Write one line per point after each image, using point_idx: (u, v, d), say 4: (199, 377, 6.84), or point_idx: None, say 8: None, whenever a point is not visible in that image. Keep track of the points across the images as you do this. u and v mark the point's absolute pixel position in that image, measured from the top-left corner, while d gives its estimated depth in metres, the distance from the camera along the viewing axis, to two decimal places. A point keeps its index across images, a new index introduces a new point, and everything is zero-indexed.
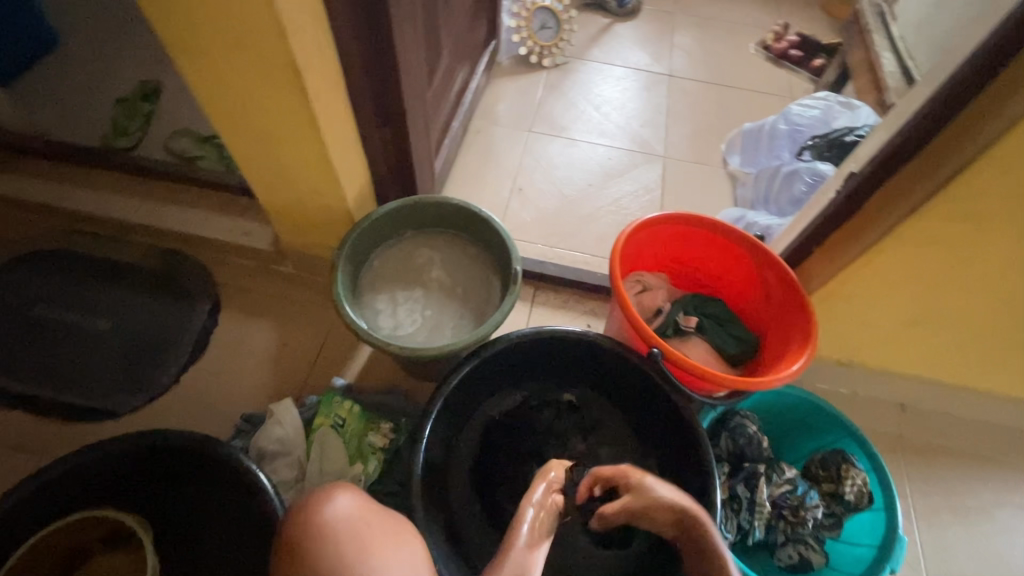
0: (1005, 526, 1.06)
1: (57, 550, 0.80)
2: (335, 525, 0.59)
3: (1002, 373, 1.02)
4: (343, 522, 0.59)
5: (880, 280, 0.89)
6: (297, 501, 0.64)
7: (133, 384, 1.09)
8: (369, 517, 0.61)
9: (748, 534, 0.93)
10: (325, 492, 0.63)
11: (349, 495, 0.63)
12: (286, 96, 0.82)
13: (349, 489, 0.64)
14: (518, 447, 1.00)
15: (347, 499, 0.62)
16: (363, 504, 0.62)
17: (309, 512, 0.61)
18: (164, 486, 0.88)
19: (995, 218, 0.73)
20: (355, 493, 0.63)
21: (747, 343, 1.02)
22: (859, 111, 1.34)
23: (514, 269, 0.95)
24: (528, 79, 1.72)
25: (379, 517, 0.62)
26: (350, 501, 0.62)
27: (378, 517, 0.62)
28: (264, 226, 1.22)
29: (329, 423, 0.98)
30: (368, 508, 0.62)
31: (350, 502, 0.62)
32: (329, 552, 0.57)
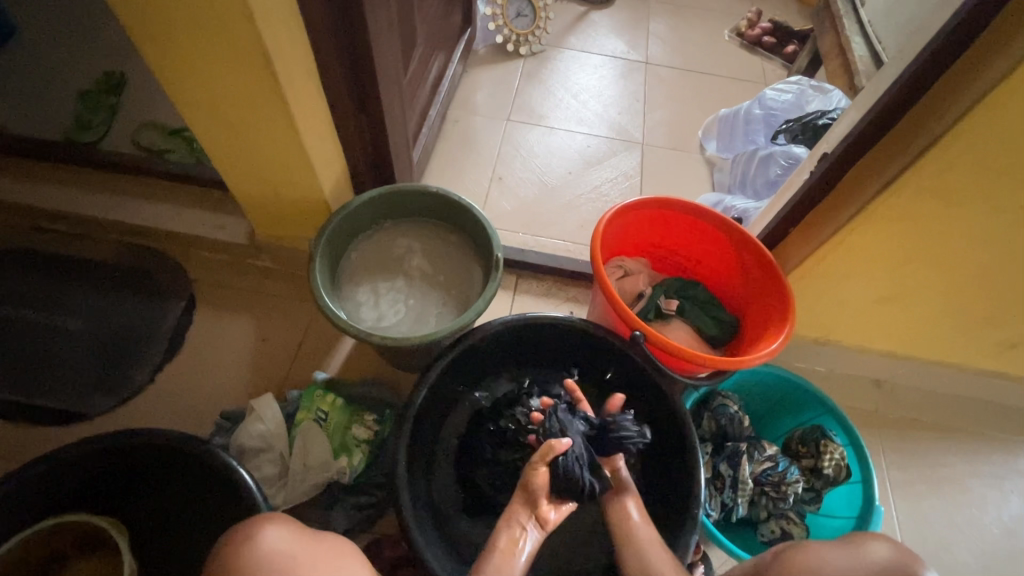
0: (976, 495, 1.10)
1: (28, 558, 0.77)
2: (267, 565, 0.56)
3: (970, 347, 1.05)
4: (275, 561, 0.57)
5: (855, 258, 0.91)
6: (219, 540, 0.60)
7: (105, 385, 1.05)
8: (302, 547, 0.59)
9: (732, 511, 0.95)
10: (252, 526, 0.60)
11: (278, 526, 0.60)
12: (256, 83, 0.79)
13: (276, 519, 0.61)
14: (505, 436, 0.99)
15: (276, 532, 0.60)
16: (294, 535, 0.60)
17: (235, 553, 0.57)
18: (142, 487, 0.86)
19: (963, 193, 0.75)
20: (282, 523, 0.61)
21: (726, 324, 1.04)
22: (831, 95, 1.38)
23: (496, 256, 0.94)
24: (505, 68, 1.70)
25: (312, 544, 0.61)
26: (279, 534, 0.59)
27: (310, 546, 0.60)
28: (238, 220, 1.19)
29: (311, 417, 0.96)
30: (297, 537, 0.60)
31: (278, 535, 0.59)
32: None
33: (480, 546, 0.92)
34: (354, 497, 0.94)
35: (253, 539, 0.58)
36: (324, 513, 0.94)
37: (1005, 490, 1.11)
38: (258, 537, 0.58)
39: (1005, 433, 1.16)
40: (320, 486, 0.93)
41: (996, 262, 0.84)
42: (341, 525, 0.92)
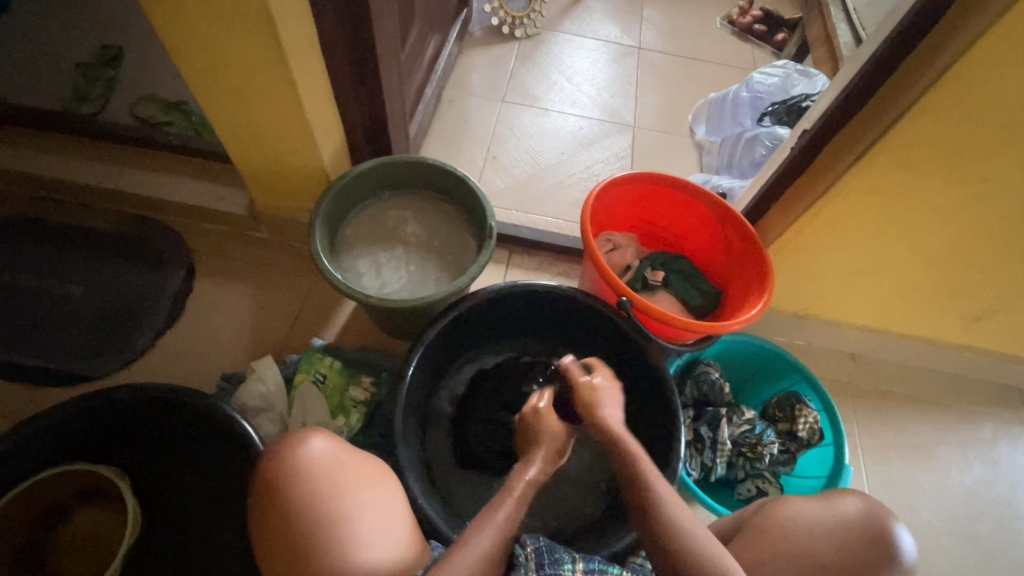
0: (942, 461, 1.16)
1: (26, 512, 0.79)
2: (313, 467, 0.65)
3: (941, 320, 1.11)
4: (320, 466, 0.66)
5: (832, 231, 0.96)
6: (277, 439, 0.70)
7: (107, 348, 1.08)
8: (345, 456, 0.68)
9: (711, 471, 1.01)
10: (304, 434, 0.68)
11: (326, 438, 0.69)
12: (259, 52, 0.82)
13: (324, 432, 0.70)
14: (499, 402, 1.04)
15: (324, 444, 0.68)
16: (338, 447, 0.69)
17: (288, 453, 0.67)
18: (142, 442, 0.89)
19: (930, 168, 0.80)
20: (329, 435, 0.70)
21: (709, 294, 1.09)
22: (815, 79, 1.43)
23: (490, 225, 0.98)
24: (501, 50, 1.73)
25: (354, 458, 0.69)
26: (326, 444, 0.68)
27: (350, 457, 0.69)
28: (237, 191, 1.21)
29: (309, 379, 1.00)
30: (341, 449, 0.69)
31: (326, 445, 0.68)
32: (307, 493, 0.64)
33: (471, 502, 0.96)
34: None
35: (302, 446, 0.67)
36: None
37: (969, 457, 1.17)
38: (307, 444, 0.67)
39: (972, 404, 1.23)
40: None
41: (963, 234, 0.89)
42: None
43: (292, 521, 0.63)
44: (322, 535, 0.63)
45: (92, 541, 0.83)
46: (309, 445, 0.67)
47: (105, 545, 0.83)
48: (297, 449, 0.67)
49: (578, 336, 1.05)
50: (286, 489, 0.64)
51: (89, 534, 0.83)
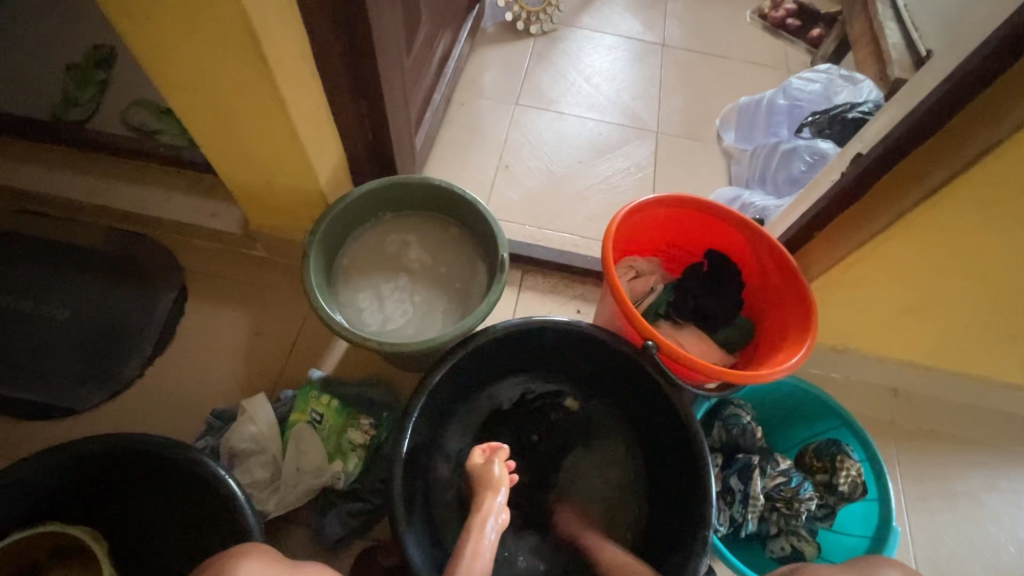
0: (994, 512, 1.06)
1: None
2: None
3: (1001, 359, 1.00)
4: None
5: (886, 267, 0.85)
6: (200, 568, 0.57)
7: (93, 379, 1.01)
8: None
9: (741, 526, 0.91)
10: (230, 561, 0.55)
11: (259, 562, 0.55)
12: (244, 67, 0.74)
13: (258, 554, 0.56)
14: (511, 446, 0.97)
15: (256, 569, 0.55)
16: (274, 571, 0.55)
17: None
18: (122, 492, 0.82)
19: (1011, 204, 0.69)
20: (264, 558, 0.56)
21: (742, 328, 0.99)
22: (861, 85, 1.28)
23: (501, 256, 0.88)
24: (514, 47, 1.62)
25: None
26: (259, 568, 0.55)
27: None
28: (231, 207, 1.13)
29: (305, 419, 0.93)
30: (279, 572, 0.55)
31: (259, 570, 0.55)
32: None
33: None
34: (348, 504, 0.90)
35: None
36: (319, 518, 0.91)
37: (1023, 507, 1.07)
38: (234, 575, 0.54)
39: None
40: (312, 491, 0.89)
41: None
42: (334, 533, 0.89)
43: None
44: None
45: None
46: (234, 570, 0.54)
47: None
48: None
49: (595, 374, 0.95)
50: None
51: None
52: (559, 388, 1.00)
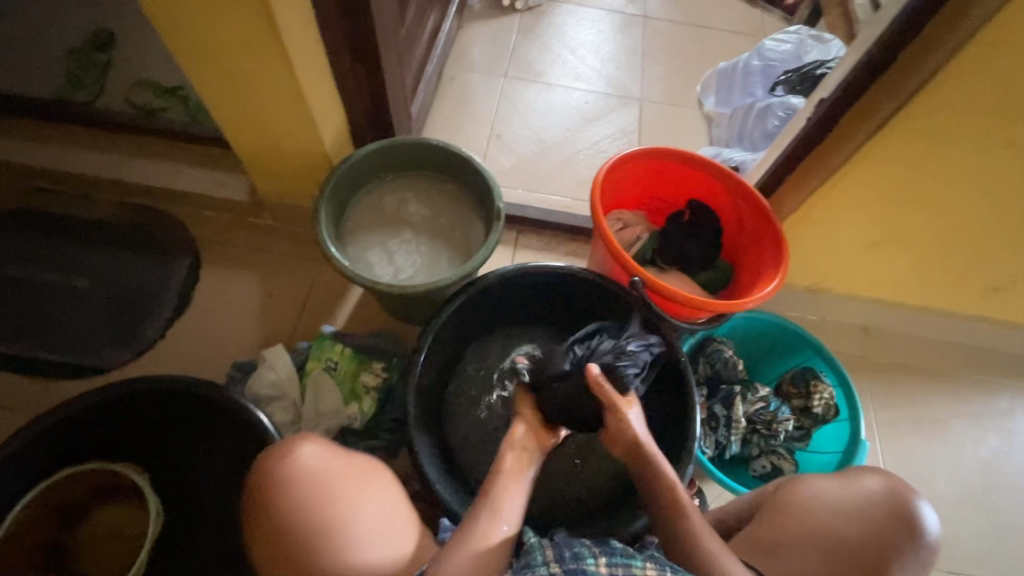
0: (957, 434, 1.16)
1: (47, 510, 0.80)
2: (305, 475, 0.66)
3: (959, 291, 1.09)
4: (311, 474, 0.66)
5: (849, 203, 0.93)
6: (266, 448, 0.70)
7: (119, 340, 1.08)
8: (337, 461, 0.68)
9: (725, 449, 1.00)
10: (293, 441, 0.68)
11: (317, 444, 0.69)
12: (254, 32, 0.80)
13: (316, 439, 0.70)
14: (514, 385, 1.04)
15: (315, 451, 0.68)
16: (330, 454, 0.68)
17: (277, 462, 0.67)
18: (157, 434, 0.90)
19: (952, 134, 0.77)
20: (321, 442, 0.69)
21: (721, 270, 1.07)
22: (829, 45, 1.39)
23: (498, 207, 0.95)
24: (501, 22, 1.68)
25: (348, 463, 0.69)
26: (317, 450, 0.68)
27: (346, 463, 0.69)
28: (239, 177, 1.19)
29: (321, 366, 1.00)
30: (334, 455, 0.69)
31: (316, 452, 0.68)
32: (298, 499, 0.64)
33: None
34: (366, 441, 0.98)
35: (291, 453, 0.67)
36: None
37: (984, 429, 1.16)
38: (297, 453, 0.67)
39: (988, 376, 1.21)
40: (332, 430, 0.97)
41: (987, 202, 0.86)
42: None
43: (285, 532, 0.64)
44: (317, 542, 0.63)
45: (116, 534, 0.85)
46: (295, 453, 0.67)
47: (132, 538, 0.85)
48: (282, 458, 0.67)
49: (588, 316, 1.03)
50: (274, 497, 0.65)
51: (116, 526, 0.86)
52: (553, 332, 1.07)
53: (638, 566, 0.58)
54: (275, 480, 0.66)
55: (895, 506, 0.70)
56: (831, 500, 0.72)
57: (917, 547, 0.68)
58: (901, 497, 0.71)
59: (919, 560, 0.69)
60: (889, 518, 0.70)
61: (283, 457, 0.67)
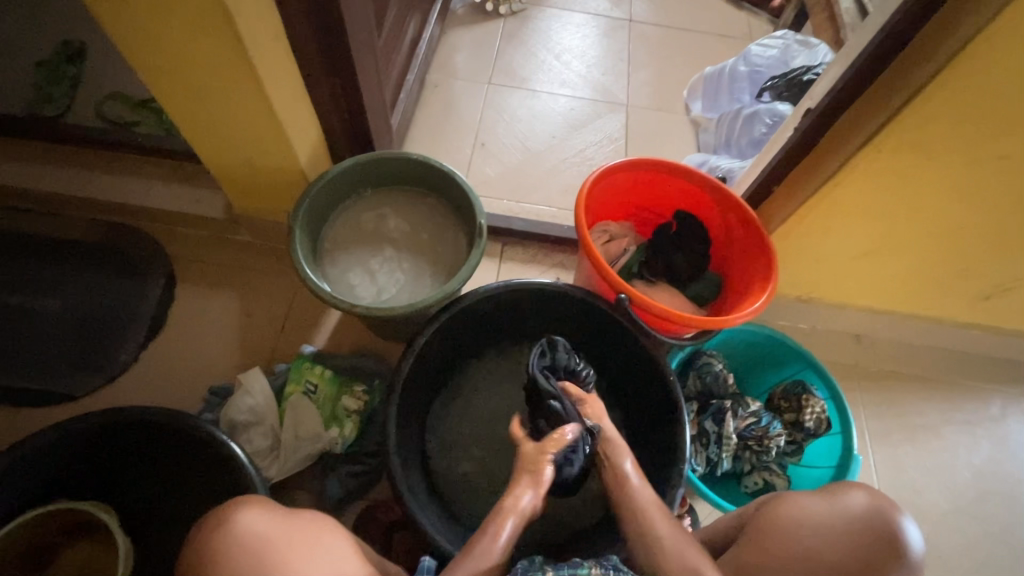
0: (950, 442, 1.14)
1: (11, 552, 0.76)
2: (244, 544, 0.59)
3: (951, 298, 1.07)
4: (250, 544, 0.59)
5: (837, 214, 0.91)
6: (202, 521, 0.63)
7: (90, 365, 1.04)
8: (279, 525, 0.61)
9: (717, 465, 0.98)
10: (231, 508, 0.62)
11: (259, 510, 0.62)
12: (221, 49, 0.77)
13: (254, 503, 0.63)
14: (500, 403, 1.01)
15: (254, 515, 0.61)
16: (270, 519, 0.61)
17: (213, 533, 0.60)
18: (128, 467, 0.86)
19: (942, 145, 0.75)
20: (261, 505, 0.63)
21: (711, 282, 1.05)
22: (816, 49, 1.36)
23: (480, 223, 0.93)
24: (485, 28, 1.65)
25: (290, 526, 0.62)
26: (257, 515, 0.61)
27: (289, 526, 0.62)
28: (214, 193, 1.15)
29: (300, 389, 0.97)
30: (275, 519, 0.62)
31: (257, 517, 0.61)
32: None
33: (474, 509, 0.93)
34: (348, 466, 0.95)
35: (226, 523, 0.60)
36: (320, 481, 0.96)
37: (977, 436, 1.15)
38: (232, 522, 0.60)
39: (980, 383, 1.20)
40: (312, 457, 0.93)
41: (977, 212, 0.85)
42: (335, 493, 0.93)
43: None
44: None
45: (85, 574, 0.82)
46: (233, 521, 0.60)
47: None
48: (219, 529, 0.60)
49: (577, 334, 1.00)
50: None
51: (84, 567, 0.82)
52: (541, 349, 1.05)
53: (584, 573, 0.59)
54: (209, 554, 0.58)
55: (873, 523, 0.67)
56: (807, 519, 0.70)
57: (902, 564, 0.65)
58: (886, 513, 0.68)
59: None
60: (873, 539, 0.67)
61: (220, 528, 0.60)
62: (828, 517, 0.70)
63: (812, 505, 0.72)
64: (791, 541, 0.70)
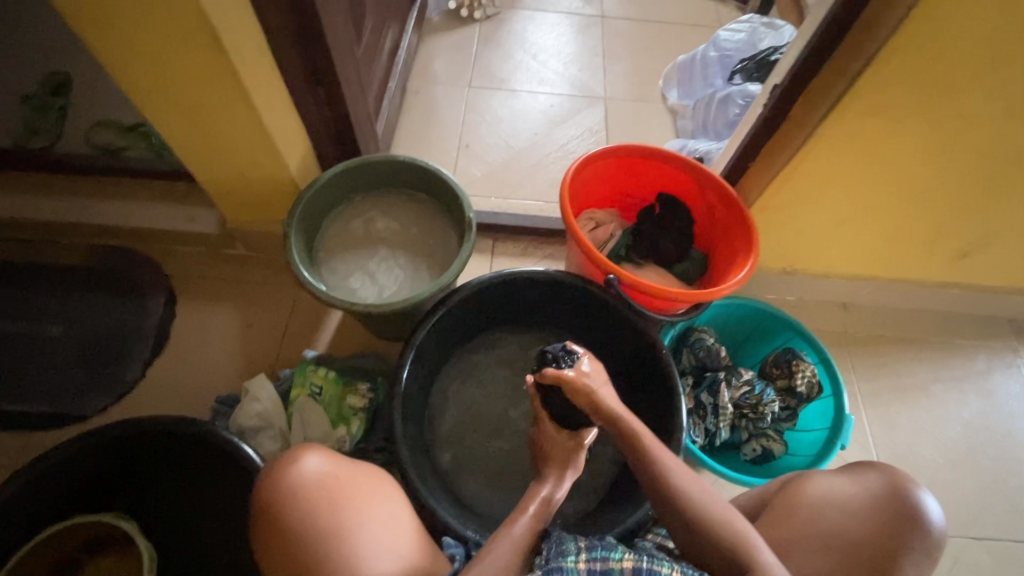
0: (941, 400, 1.18)
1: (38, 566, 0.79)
2: (311, 484, 0.64)
3: (928, 259, 1.11)
4: (316, 484, 0.65)
5: (812, 184, 0.95)
6: (266, 465, 0.68)
7: (98, 385, 1.06)
8: (341, 468, 0.67)
9: (715, 435, 1.01)
10: (295, 453, 0.67)
11: (320, 454, 0.68)
12: (209, 64, 0.79)
13: (317, 448, 0.69)
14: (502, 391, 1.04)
15: (318, 459, 0.67)
16: (335, 465, 0.67)
17: (279, 475, 0.65)
18: (145, 477, 0.88)
19: (902, 108, 0.79)
20: (323, 451, 0.69)
21: (696, 260, 1.08)
22: (782, 30, 1.43)
23: (469, 217, 0.95)
24: (462, 34, 1.69)
25: (352, 470, 0.68)
26: (320, 459, 0.67)
27: (350, 470, 0.68)
28: (209, 209, 1.18)
29: (306, 392, 0.99)
30: (338, 463, 0.68)
31: (320, 461, 0.67)
32: (305, 509, 0.63)
33: (483, 496, 0.95)
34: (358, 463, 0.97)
35: (294, 464, 0.66)
36: None
37: (965, 391, 1.19)
38: (299, 463, 0.66)
39: (963, 340, 1.24)
40: None
41: (943, 172, 0.89)
42: None
43: (296, 543, 0.62)
44: (333, 547, 0.62)
45: None
46: (298, 465, 0.66)
47: None
48: (286, 472, 0.66)
49: (571, 318, 1.03)
50: (285, 511, 0.63)
51: None
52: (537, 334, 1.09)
53: (617, 557, 0.60)
54: (279, 493, 0.64)
55: (893, 497, 0.69)
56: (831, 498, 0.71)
57: (923, 533, 0.67)
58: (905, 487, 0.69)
59: (932, 550, 0.67)
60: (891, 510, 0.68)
61: (287, 470, 0.66)
62: (853, 495, 0.71)
63: (838, 484, 0.72)
64: (816, 517, 0.70)
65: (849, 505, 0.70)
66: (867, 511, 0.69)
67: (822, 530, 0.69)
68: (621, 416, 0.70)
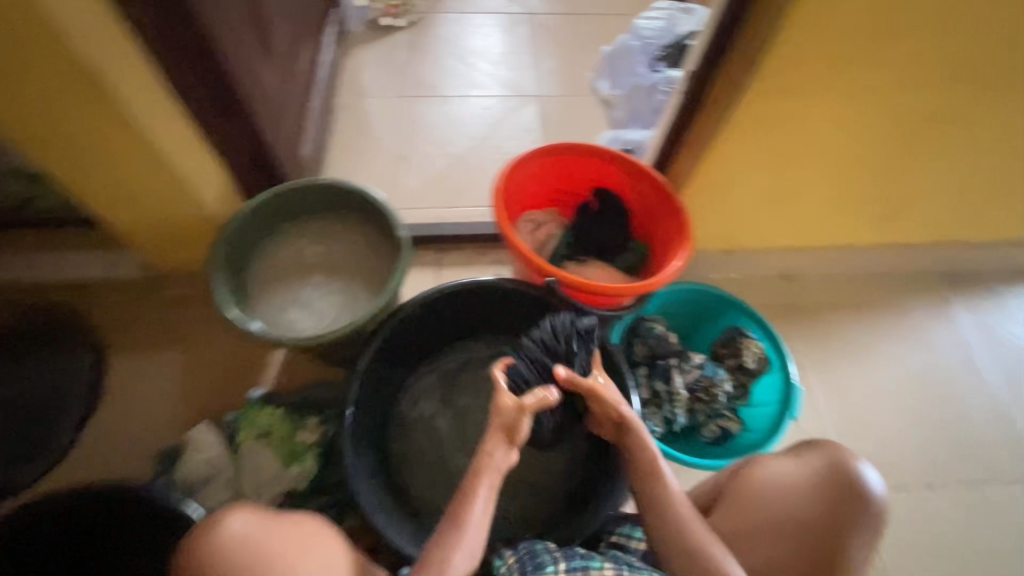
0: (886, 358, 1.22)
1: None
2: (234, 547, 0.61)
3: (858, 224, 1.14)
4: (241, 545, 0.61)
5: (736, 164, 0.96)
6: (190, 534, 0.65)
7: (27, 455, 0.99)
8: (268, 525, 0.64)
9: (673, 422, 1.01)
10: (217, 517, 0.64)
11: (244, 514, 0.64)
12: (84, 91, 0.76)
13: (242, 508, 0.65)
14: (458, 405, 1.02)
15: (242, 519, 0.64)
16: (259, 518, 0.64)
17: (201, 543, 0.62)
18: (84, 548, 0.83)
19: (807, 83, 0.81)
20: (248, 510, 0.65)
21: (637, 250, 1.08)
22: (697, 13, 1.45)
23: (401, 234, 0.93)
24: (387, 43, 1.65)
25: (279, 525, 0.65)
26: (244, 518, 0.64)
27: (278, 524, 0.65)
28: (131, 254, 1.12)
29: (254, 434, 0.95)
30: (264, 520, 0.65)
31: (244, 521, 0.64)
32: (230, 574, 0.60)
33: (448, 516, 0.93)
34: (315, 500, 0.94)
35: (216, 529, 0.62)
36: None
37: (908, 346, 1.23)
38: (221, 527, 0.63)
39: (901, 297, 1.29)
40: (275, 498, 0.92)
41: (856, 139, 0.91)
42: None
43: None
44: None
45: None
46: (220, 529, 0.63)
47: None
48: (209, 538, 0.62)
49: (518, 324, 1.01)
50: None
51: None
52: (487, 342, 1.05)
53: (597, 565, 0.63)
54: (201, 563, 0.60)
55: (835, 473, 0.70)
56: (778, 482, 0.73)
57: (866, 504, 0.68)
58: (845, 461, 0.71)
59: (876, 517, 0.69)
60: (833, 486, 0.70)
61: (210, 537, 0.62)
62: (797, 476, 0.73)
63: (784, 467, 0.74)
64: (763, 504, 0.72)
65: (793, 487, 0.71)
66: (811, 491, 0.71)
67: (772, 516, 0.71)
68: (633, 422, 0.75)
